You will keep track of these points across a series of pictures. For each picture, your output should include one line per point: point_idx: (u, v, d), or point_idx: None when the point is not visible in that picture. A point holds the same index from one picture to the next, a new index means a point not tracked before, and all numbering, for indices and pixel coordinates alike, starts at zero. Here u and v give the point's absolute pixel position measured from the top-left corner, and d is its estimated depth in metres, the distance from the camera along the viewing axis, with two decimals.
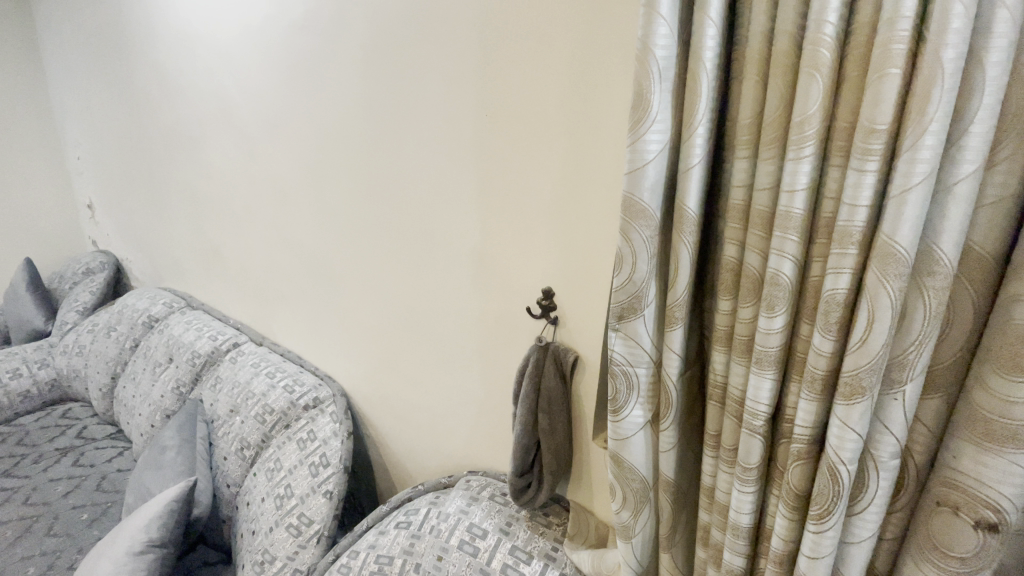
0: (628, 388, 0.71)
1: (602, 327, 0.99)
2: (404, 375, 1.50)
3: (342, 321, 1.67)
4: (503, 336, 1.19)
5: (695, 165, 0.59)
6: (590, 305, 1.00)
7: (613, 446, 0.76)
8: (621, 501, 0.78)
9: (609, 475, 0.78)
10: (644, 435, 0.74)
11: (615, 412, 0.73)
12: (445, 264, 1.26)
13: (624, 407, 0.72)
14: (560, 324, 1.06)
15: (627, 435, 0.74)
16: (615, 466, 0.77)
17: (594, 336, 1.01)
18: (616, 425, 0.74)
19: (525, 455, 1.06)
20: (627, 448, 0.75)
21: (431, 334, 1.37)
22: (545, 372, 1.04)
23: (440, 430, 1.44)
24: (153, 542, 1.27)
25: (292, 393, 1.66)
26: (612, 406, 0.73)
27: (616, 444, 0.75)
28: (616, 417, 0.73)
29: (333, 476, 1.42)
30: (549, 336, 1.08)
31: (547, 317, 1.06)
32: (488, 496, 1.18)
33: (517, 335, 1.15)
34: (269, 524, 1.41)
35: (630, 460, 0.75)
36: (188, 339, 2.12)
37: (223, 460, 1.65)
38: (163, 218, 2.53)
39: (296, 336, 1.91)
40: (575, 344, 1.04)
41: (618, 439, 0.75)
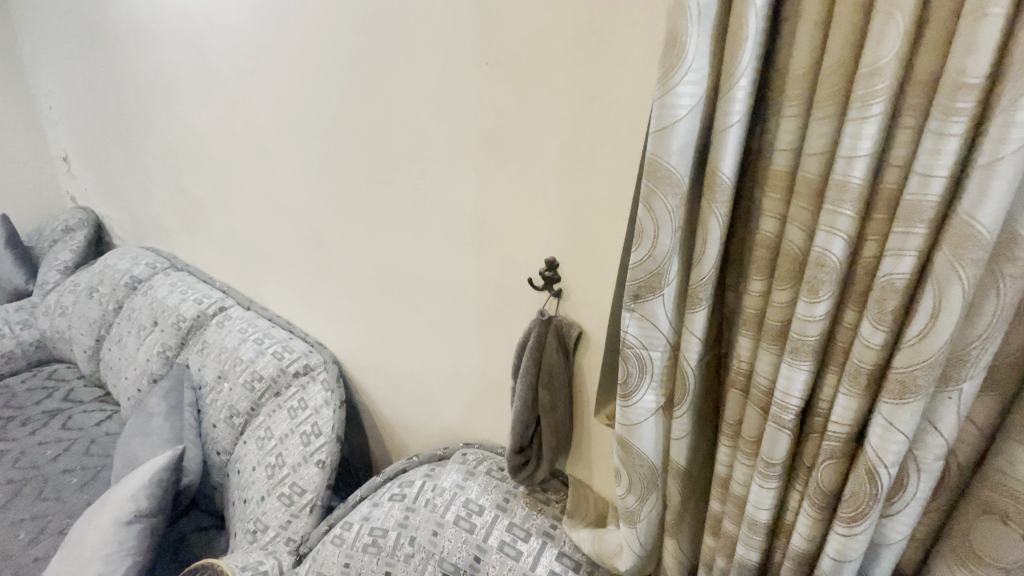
0: (641, 372, 0.65)
1: (608, 301, 0.93)
2: (398, 344, 1.45)
3: (334, 287, 1.60)
4: (503, 307, 1.12)
5: (734, 124, 0.51)
6: (598, 277, 0.93)
7: (621, 431, 0.71)
8: (627, 486, 0.74)
9: (616, 460, 0.74)
10: (655, 420, 0.69)
11: (623, 396, 0.68)
12: (442, 229, 1.18)
13: (635, 392, 0.67)
14: (563, 297, 0.99)
15: (638, 421, 0.69)
16: (623, 451, 0.72)
17: (601, 311, 0.94)
18: (626, 410, 0.68)
19: (526, 431, 1.01)
20: (637, 434, 0.70)
21: (429, 303, 1.30)
22: (546, 347, 0.98)
23: (437, 401, 1.40)
24: (141, 512, 1.23)
25: (282, 359, 1.61)
26: (622, 390, 0.68)
27: (625, 429, 0.70)
28: (626, 402, 0.68)
29: (325, 445, 1.40)
30: (551, 308, 1.01)
31: (550, 289, 0.99)
32: (485, 471, 1.13)
33: (519, 306, 1.09)
34: (260, 493, 1.39)
35: (639, 446, 0.71)
36: (172, 302, 2.04)
37: (213, 427, 1.59)
38: (143, 174, 2.40)
39: (284, 300, 1.83)
40: (580, 318, 0.98)
41: (628, 425, 0.69)
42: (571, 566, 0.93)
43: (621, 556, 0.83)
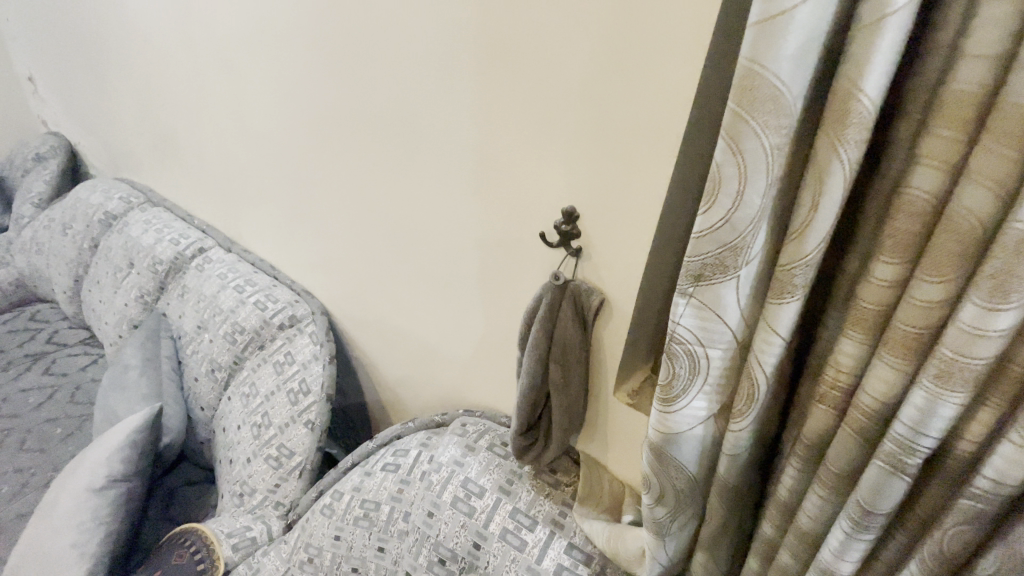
0: (691, 374, 0.49)
1: (640, 264, 0.75)
2: (391, 298, 1.29)
3: (319, 231, 1.41)
4: (510, 264, 0.94)
5: (897, 11, 0.32)
6: (628, 235, 0.74)
7: (654, 438, 0.56)
8: (657, 497, 0.61)
9: (645, 467, 0.60)
10: (702, 429, 0.54)
11: (662, 398, 0.52)
12: (438, 168, 0.98)
13: (680, 396, 0.51)
14: (583, 257, 0.81)
15: (679, 429, 0.53)
16: (657, 462, 0.58)
17: (630, 275, 0.77)
18: (664, 416, 0.53)
19: (533, 410, 0.87)
20: (676, 444, 0.55)
21: (425, 255, 1.13)
22: (560, 316, 0.82)
23: (435, 361, 1.27)
24: (115, 477, 1.14)
25: (264, 310, 1.46)
26: (661, 393, 0.52)
27: (660, 437, 0.55)
28: (665, 407, 0.52)
29: (315, 405, 1.29)
30: (568, 269, 0.84)
31: (566, 246, 0.81)
32: (486, 446, 1.01)
33: (527, 264, 0.91)
34: (246, 455, 1.29)
35: (677, 456, 0.56)
36: (148, 242, 1.87)
37: (195, 381, 1.47)
38: (109, 96, 2.14)
39: (267, 243, 1.66)
40: (603, 283, 0.81)
41: (666, 434, 0.54)
42: (582, 559, 0.82)
43: (642, 561, 0.72)
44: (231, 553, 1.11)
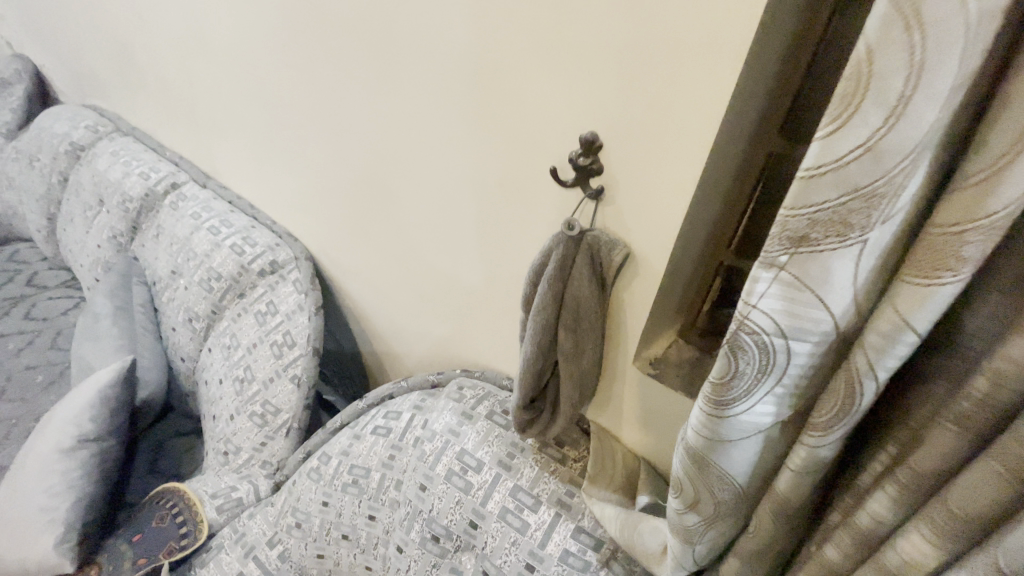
0: (760, 371, 0.36)
1: (679, 208, 0.59)
2: (379, 243, 1.14)
3: (297, 168, 1.24)
4: (513, 207, 0.78)
5: None
6: (667, 171, 0.58)
7: (696, 443, 0.43)
8: (691, 504, 0.49)
9: (679, 466, 0.48)
10: (760, 438, 0.41)
11: (710, 398, 0.39)
12: (427, 87, 0.80)
13: (738, 397, 0.37)
14: (604, 199, 0.65)
15: (732, 437, 0.40)
16: (697, 466, 0.46)
17: (665, 223, 0.61)
18: (712, 420, 0.40)
19: (539, 381, 0.75)
20: (725, 452, 0.42)
21: (415, 196, 0.97)
22: (574, 274, 0.68)
23: (430, 316, 1.14)
24: (86, 436, 1.06)
25: (242, 254, 1.32)
26: (711, 392, 0.39)
27: (704, 443, 0.43)
28: (716, 410, 0.39)
29: (301, 359, 1.18)
30: (584, 215, 0.69)
31: (584, 186, 0.65)
32: (484, 415, 0.90)
33: (535, 207, 0.75)
34: (229, 411, 1.20)
35: (723, 466, 0.44)
36: (117, 177, 1.70)
37: (173, 331, 1.36)
38: (62, 8, 1.89)
39: (243, 181, 1.49)
40: (627, 233, 0.65)
41: (713, 440, 0.41)
42: (591, 545, 0.73)
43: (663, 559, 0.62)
44: (216, 515, 1.05)
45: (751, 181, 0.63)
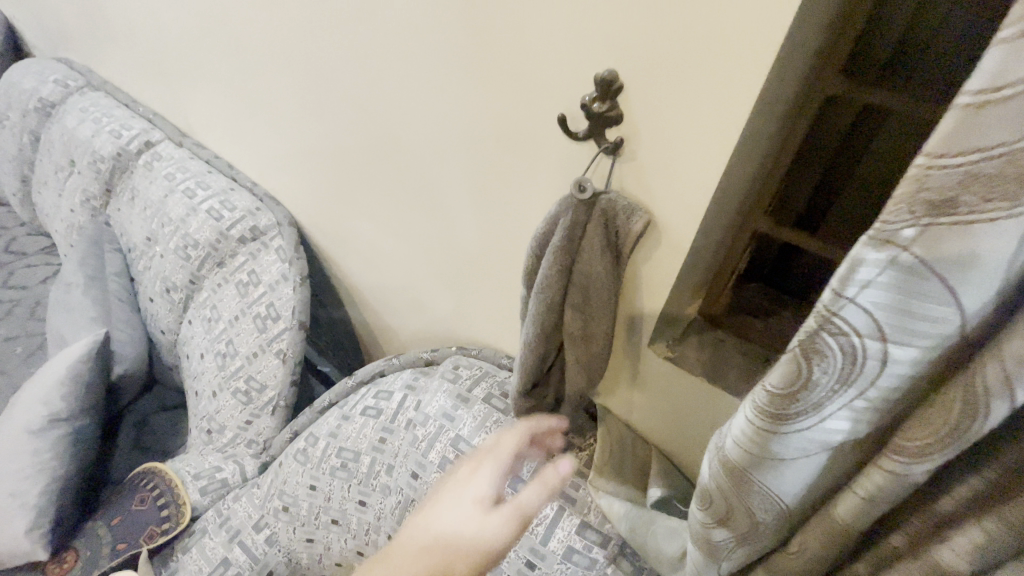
0: (835, 377, 0.28)
1: (717, 165, 0.49)
2: (366, 208, 1.03)
3: (270, 125, 1.12)
4: (515, 166, 0.68)
5: None
6: (705, 117, 0.47)
7: (736, 457, 0.36)
8: (720, 516, 0.42)
9: (708, 473, 0.41)
10: (821, 459, 0.33)
11: (764, 410, 0.31)
12: (411, 18, 0.68)
13: (803, 410, 0.30)
14: (622, 155, 0.55)
15: (786, 456, 0.33)
16: (733, 481, 0.38)
17: (699, 183, 0.51)
18: (763, 435, 0.32)
19: (542, 364, 0.67)
20: (773, 471, 0.34)
21: (402, 155, 0.85)
22: (585, 244, 0.58)
23: (423, 287, 1.06)
24: (57, 415, 0.99)
25: (220, 220, 1.21)
26: (767, 401, 0.31)
27: (748, 458, 0.35)
28: (770, 423, 0.31)
29: (286, 333, 1.10)
30: (599, 175, 0.59)
31: (598, 139, 0.54)
32: (482, 398, 0.84)
33: (540, 165, 0.65)
34: (212, 387, 1.12)
35: (766, 484, 0.36)
36: (87, 135, 1.58)
37: (151, 302, 1.28)
38: None
39: (218, 140, 1.37)
40: (649, 194, 0.56)
41: (760, 457, 0.34)
42: (597, 541, 0.67)
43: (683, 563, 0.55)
44: (200, 497, 0.99)
45: (797, 134, 0.52)
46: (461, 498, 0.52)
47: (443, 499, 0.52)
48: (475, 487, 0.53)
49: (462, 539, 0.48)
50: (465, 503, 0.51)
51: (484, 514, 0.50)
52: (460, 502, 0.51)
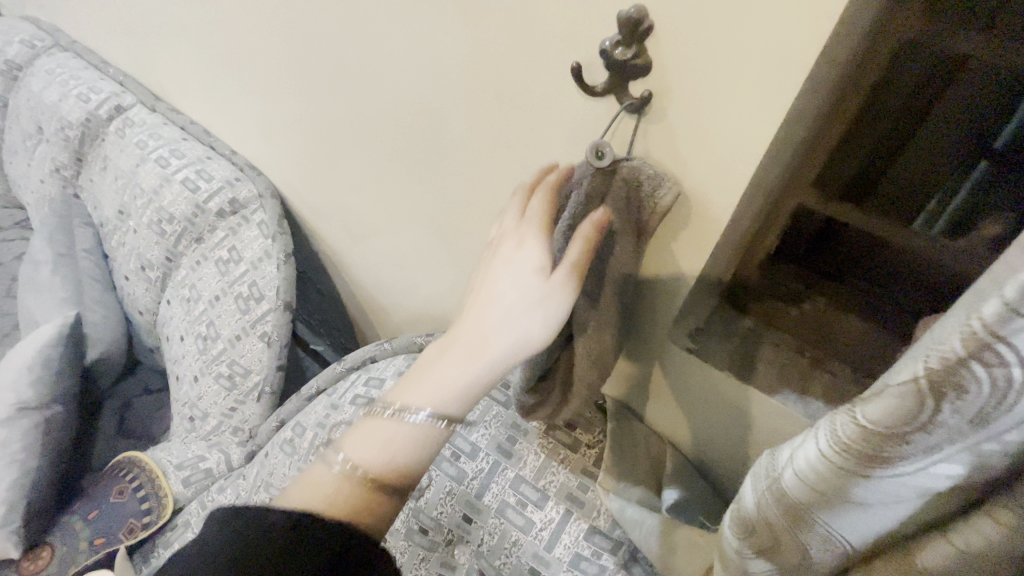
0: (951, 398, 0.23)
1: (767, 123, 0.41)
2: (351, 179, 0.93)
3: (235, 87, 1.01)
4: (522, 128, 0.59)
5: None
6: (757, 67, 0.39)
7: (798, 495, 0.31)
8: (757, 544, 0.36)
9: (751, 497, 0.35)
10: (907, 501, 0.27)
11: (852, 446, 0.26)
12: None
13: (905, 450, 0.25)
14: (649, 115, 0.47)
15: (867, 501, 0.28)
16: (786, 520, 0.33)
17: (744, 150, 0.44)
18: (844, 474, 0.27)
19: (548, 355, 0.60)
20: (843, 516, 0.29)
21: (386, 121, 0.75)
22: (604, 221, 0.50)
23: (419, 265, 0.99)
24: (27, 405, 0.95)
25: (197, 191, 1.11)
26: (855, 436, 0.26)
27: (814, 497, 0.30)
28: (857, 461, 0.26)
29: (270, 315, 1.02)
30: (618, 140, 0.51)
31: (622, 97, 0.46)
32: None
33: (550, 128, 0.56)
34: (193, 372, 1.06)
35: (829, 519, 0.30)
36: (52, 98, 1.45)
37: (126, 281, 1.20)
38: None
39: (182, 102, 1.24)
40: (681, 161, 0.48)
41: (831, 498, 0.29)
42: (606, 548, 0.63)
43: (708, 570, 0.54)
44: (182, 489, 0.94)
45: (858, 95, 0.46)
46: (511, 285, 0.47)
47: (493, 290, 0.48)
48: (522, 268, 0.47)
49: (522, 335, 0.46)
50: (518, 290, 0.47)
51: (541, 296, 0.46)
52: (509, 289, 0.47)
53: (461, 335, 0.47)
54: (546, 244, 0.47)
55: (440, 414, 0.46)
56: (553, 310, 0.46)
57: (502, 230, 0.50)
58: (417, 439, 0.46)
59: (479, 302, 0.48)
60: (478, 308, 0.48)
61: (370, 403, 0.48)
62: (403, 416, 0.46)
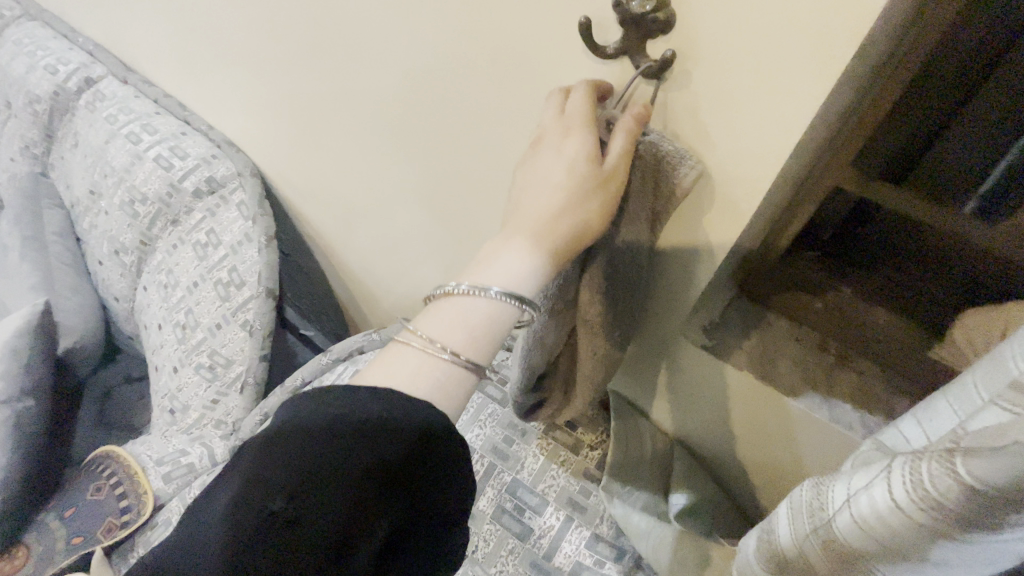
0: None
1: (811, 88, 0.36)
2: (332, 157, 0.85)
3: (195, 56, 0.91)
4: (522, 98, 0.52)
5: None
6: (810, 23, 0.33)
7: (855, 541, 0.31)
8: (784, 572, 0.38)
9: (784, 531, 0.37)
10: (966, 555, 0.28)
11: (945, 503, 0.26)
12: None
13: (1003, 513, 0.25)
14: (671, 81, 0.42)
15: (939, 557, 0.28)
16: (829, 561, 0.33)
17: (783, 124, 0.39)
18: (921, 529, 0.27)
19: (548, 354, 0.55)
20: (905, 567, 0.30)
21: (370, 95, 0.68)
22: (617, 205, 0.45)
23: (410, 248, 0.93)
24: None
25: (170, 169, 1.03)
26: (953, 494, 0.26)
27: (876, 545, 0.30)
28: (943, 518, 0.27)
29: (253, 302, 0.96)
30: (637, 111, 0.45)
31: (641, 61, 0.41)
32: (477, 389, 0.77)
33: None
34: (172, 363, 1.00)
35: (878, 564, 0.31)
36: None
37: (100, 266, 1.15)
38: None
39: (150, 69, 1.07)
40: (706, 134, 0.43)
41: (898, 548, 0.29)
42: (609, 556, 0.63)
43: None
44: (163, 485, 0.90)
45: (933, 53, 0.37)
46: (559, 171, 0.42)
47: (539, 177, 0.43)
48: (568, 154, 0.42)
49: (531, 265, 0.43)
50: (565, 178, 0.42)
51: (596, 182, 0.42)
52: (558, 173, 0.42)
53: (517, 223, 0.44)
54: (592, 122, 0.42)
55: (510, 292, 0.43)
56: (612, 193, 0.43)
57: (542, 126, 0.44)
58: (491, 318, 0.43)
59: (530, 189, 0.44)
60: (529, 197, 0.44)
61: (439, 287, 0.45)
62: (474, 296, 0.43)
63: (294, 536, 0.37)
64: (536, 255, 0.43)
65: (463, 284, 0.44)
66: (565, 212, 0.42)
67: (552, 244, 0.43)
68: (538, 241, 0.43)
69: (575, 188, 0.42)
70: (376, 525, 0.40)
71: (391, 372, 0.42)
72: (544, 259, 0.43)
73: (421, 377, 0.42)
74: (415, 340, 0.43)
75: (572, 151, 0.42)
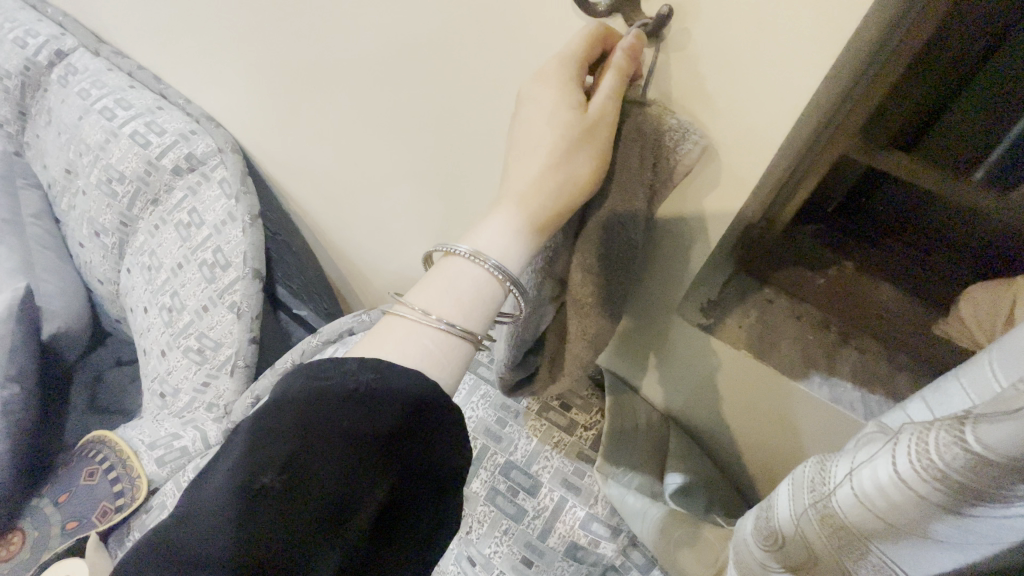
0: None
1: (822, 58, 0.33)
2: (317, 132, 0.82)
3: (165, 27, 0.86)
4: (513, 65, 0.49)
5: None
6: None
7: (856, 518, 0.30)
8: (779, 559, 0.37)
9: (781, 516, 0.36)
10: (983, 542, 0.26)
11: (950, 474, 0.24)
12: None
13: (1013, 487, 0.23)
14: (672, 48, 0.39)
15: (944, 538, 0.26)
16: (829, 541, 0.32)
17: (791, 90, 0.36)
18: (926, 504, 0.26)
19: (535, 330, 0.54)
20: (907, 548, 0.28)
21: (354, 71, 0.65)
22: (613, 181, 0.43)
23: (401, 225, 0.90)
24: None
25: (148, 146, 0.99)
26: (959, 463, 0.24)
27: (876, 522, 0.29)
28: (949, 492, 0.25)
29: (238, 283, 0.93)
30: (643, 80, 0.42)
31: (641, 22, 0.38)
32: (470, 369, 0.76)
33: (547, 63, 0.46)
34: (160, 346, 0.98)
35: (880, 547, 0.29)
36: None
37: (82, 248, 1.12)
38: None
39: (119, 38, 1.01)
40: (708, 101, 0.40)
41: (901, 528, 0.27)
42: (605, 535, 0.64)
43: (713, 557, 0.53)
44: (156, 469, 0.90)
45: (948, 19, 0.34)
46: (543, 126, 0.39)
47: (523, 135, 0.41)
48: (552, 106, 0.39)
49: (510, 243, 0.42)
50: (550, 138, 0.39)
51: (580, 133, 0.39)
52: (540, 128, 0.40)
53: (505, 188, 0.42)
54: (572, 69, 0.38)
55: (501, 267, 0.41)
56: (601, 143, 0.40)
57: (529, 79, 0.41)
58: (479, 285, 0.42)
59: (517, 148, 0.41)
60: (516, 158, 0.41)
61: (438, 250, 0.43)
62: (472, 263, 0.42)
63: (279, 517, 0.36)
64: (525, 218, 0.41)
65: (462, 248, 0.42)
66: (551, 168, 0.40)
67: (540, 204, 0.41)
68: (525, 203, 0.41)
69: (558, 143, 0.39)
70: (372, 492, 0.38)
71: (381, 342, 0.41)
72: (533, 220, 0.41)
73: (410, 346, 0.40)
74: (409, 312, 0.41)
75: (552, 102, 0.39)
